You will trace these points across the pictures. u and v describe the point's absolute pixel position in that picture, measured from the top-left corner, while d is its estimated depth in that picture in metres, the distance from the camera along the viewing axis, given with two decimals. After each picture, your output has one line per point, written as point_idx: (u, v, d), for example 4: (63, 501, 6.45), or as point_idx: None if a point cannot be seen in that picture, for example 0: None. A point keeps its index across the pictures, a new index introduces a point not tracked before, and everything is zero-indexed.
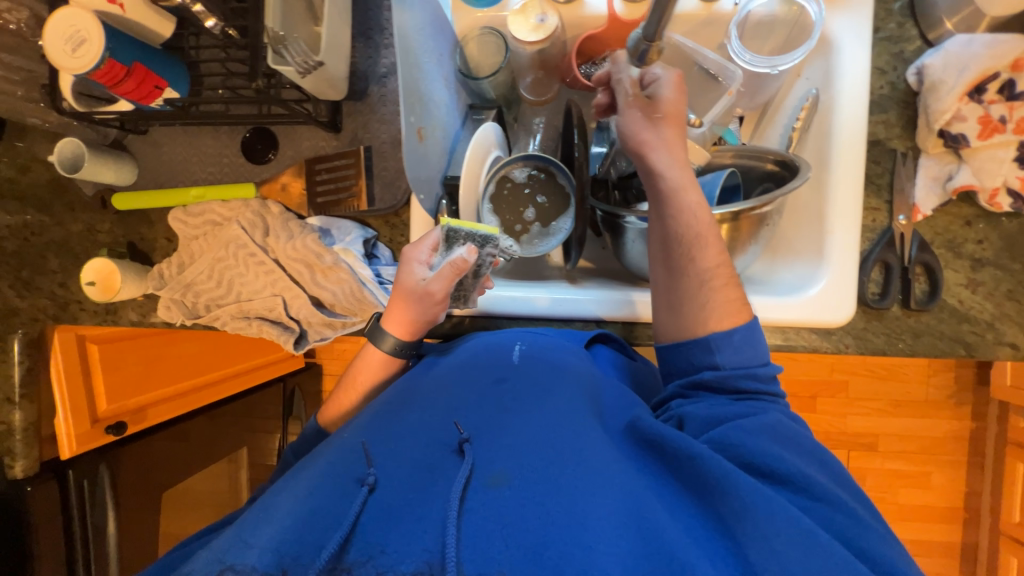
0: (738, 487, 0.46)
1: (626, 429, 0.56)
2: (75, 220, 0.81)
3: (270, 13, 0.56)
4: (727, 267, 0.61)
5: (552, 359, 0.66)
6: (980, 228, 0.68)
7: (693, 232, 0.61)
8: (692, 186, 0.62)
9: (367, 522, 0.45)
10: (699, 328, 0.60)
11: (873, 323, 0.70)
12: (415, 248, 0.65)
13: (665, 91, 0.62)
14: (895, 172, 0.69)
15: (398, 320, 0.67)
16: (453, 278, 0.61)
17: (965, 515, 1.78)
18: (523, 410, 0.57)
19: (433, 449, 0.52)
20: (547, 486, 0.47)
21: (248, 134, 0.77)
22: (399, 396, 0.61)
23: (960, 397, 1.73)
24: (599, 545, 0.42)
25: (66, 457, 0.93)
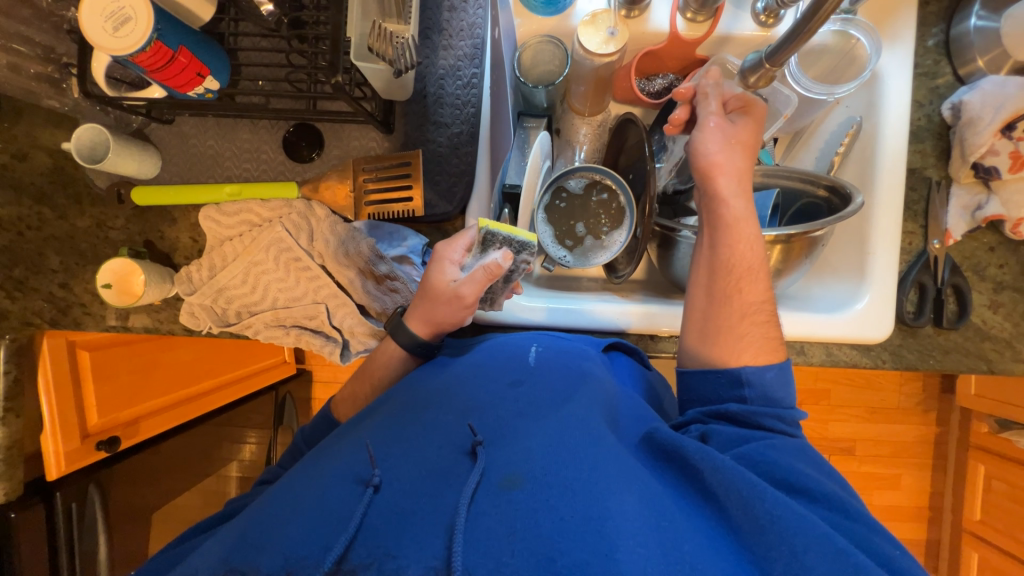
0: (752, 498, 0.46)
1: (641, 438, 0.57)
2: (82, 215, 0.73)
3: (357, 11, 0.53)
4: (770, 304, 0.62)
5: (575, 364, 0.65)
6: (1001, 254, 0.74)
7: (743, 266, 0.61)
8: (750, 220, 0.62)
9: (371, 524, 0.45)
10: (733, 361, 0.61)
11: (908, 340, 0.74)
12: (449, 246, 0.64)
13: (743, 121, 0.64)
14: (930, 199, 0.74)
15: (422, 318, 0.64)
16: (486, 283, 0.58)
17: (929, 514, 1.92)
18: (538, 415, 0.56)
19: (445, 454, 0.52)
20: (562, 489, 0.46)
21: (290, 131, 0.72)
22: (411, 399, 0.60)
23: (927, 404, 1.87)
24: (614, 548, 0.41)
25: (53, 478, 0.84)
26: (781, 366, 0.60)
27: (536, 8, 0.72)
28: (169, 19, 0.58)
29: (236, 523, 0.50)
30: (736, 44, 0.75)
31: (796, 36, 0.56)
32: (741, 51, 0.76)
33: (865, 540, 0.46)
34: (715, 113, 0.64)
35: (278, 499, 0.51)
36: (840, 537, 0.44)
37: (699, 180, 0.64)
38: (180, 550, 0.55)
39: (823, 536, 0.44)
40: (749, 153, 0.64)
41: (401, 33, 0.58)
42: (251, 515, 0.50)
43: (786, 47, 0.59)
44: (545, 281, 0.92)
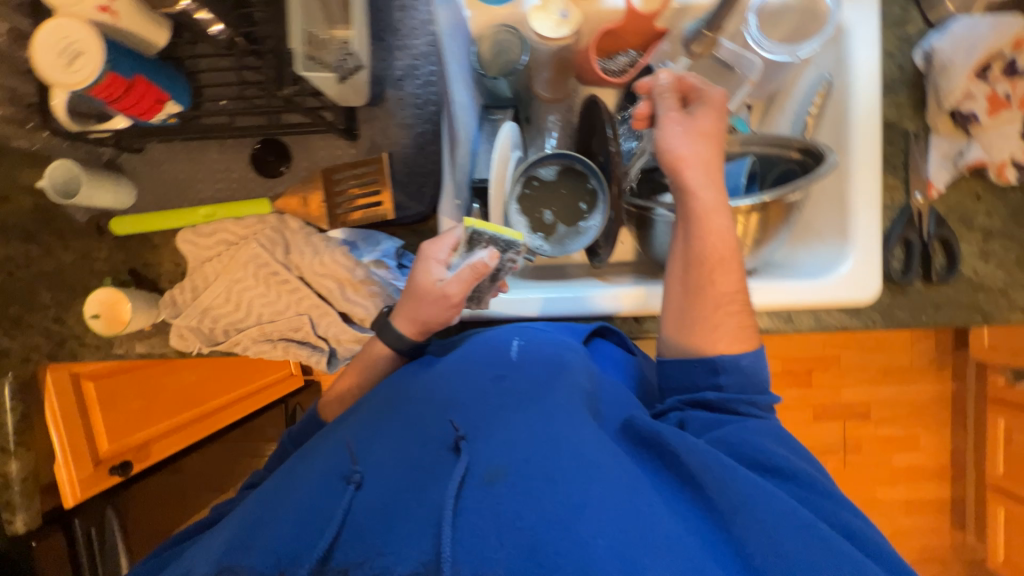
0: (730, 482, 0.47)
1: (622, 424, 0.57)
2: (67, 249, 0.75)
3: (292, 22, 0.54)
4: (741, 297, 0.62)
5: (555, 352, 0.65)
6: (988, 201, 0.72)
7: (716, 257, 0.61)
8: (723, 212, 0.61)
9: (357, 522, 0.46)
10: (710, 350, 0.61)
11: (898, 298, 0.73)
12: (435, 244, 0.62)
13: (705, 113, 0.63)
14: (909, 151, 0.72)
15: (410, 319, 0.63)
16: (472, 282, 0.58)
17: (953, 473, 1.90)
18: (520, 406, 0.56)
19: (427, 450, 0.52)
20: (542, 480, 0.46)
21: (258, 147, 0.73)
22: (390, 398, 0.61)
23: (942, 360, 1.84)
24: (592, 535, 0.42)
25: (69, 506, 0.86)
26: (755, 355, 0.61)
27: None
28: (121, 49, 0.59)
29: (227, 524, 0.52)
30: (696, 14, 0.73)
31: None
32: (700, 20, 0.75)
33: (838, 517, 0.47)
34: (673, 110, 0.63)
35: (266, 501, 0.52)
36: (813, 517, 0.45)
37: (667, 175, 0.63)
38: (172, 552, 0.57)
39: (797, 517, 0.45)
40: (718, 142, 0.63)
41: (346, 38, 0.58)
42: (240, 517, 0.52)
43: None
44: (529, 273, 0.91)
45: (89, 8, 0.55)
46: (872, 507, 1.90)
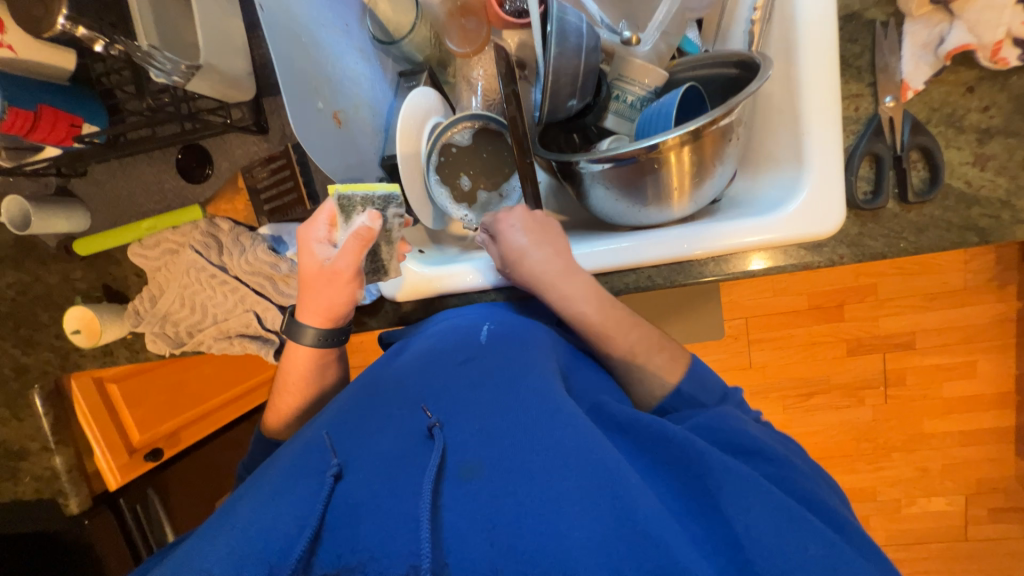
0: (711, 463, 0.44)
1: (592, 405, 0.53)
2: (50, 272, 0.83)
3: (140, 24, 0.51)
4: (640, 339, 0.62)
5: (524, 331, 0.61)
6: (984, 93, 0.59)
7: (596, 333, 0.62)
8: (578, 297, 0.61)
9: (339, 519, 0.43)
10: (652, 399, 0.62)
11: (868, 226, 0.63)
12: (311, 225, 0.61)
13: (512, 238, 0.64)
14: (876, 47, 0.60)
15: (313, 309, 0.64)
16: (361, 251, 0.58)
17: (1018, 398, 1.62)
18: (494, 386, 0.52)
19: (402, 436, 0.48)
20: (518, 472, 0.43)
21: (180, 155, 0.74)
22: (363, 392, 0.57)
23: (1005, 277, 1.55)
24: (575, 533, 0.39)
25: (114, 487, 1.00)
26: (691, 373, 0.62)
27: None
28: (22, 83, 0.61)
29: (195, 535, 0.47)
30: None
31: None
32: None
33: (803, 488, 0.47)
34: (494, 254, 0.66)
35: (233, 503, 0.49)
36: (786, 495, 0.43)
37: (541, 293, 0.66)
38: None
39: (782, 504, 0.42)
40: (552, 236, 0.64)
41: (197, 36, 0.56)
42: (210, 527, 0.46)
43: None
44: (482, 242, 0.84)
45: None
46: (920, 442, 1.68)
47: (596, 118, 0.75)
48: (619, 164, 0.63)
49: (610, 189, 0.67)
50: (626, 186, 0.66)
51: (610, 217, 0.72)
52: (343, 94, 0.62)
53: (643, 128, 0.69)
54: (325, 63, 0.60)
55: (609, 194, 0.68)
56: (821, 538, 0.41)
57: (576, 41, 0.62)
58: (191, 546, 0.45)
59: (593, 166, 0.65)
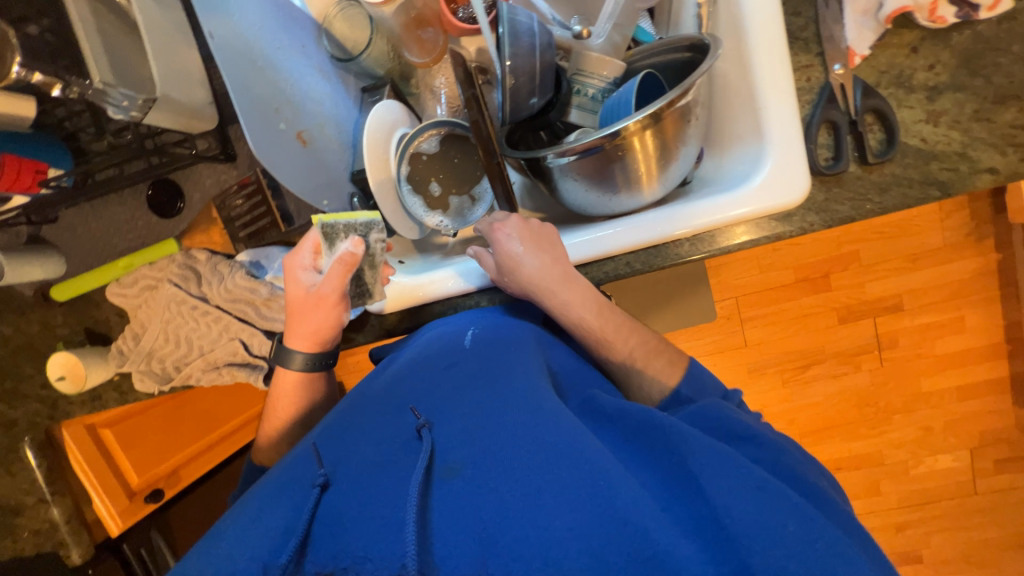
0: (693, 446, 0.44)
1: (582, 399, 0.54)
2: (30, 322, 0.82)
3: (95, 66, 0.51)
4: (641, 346, 0.64)
5: (510, 331, 0.60)
6: (928, 52, 0.61)
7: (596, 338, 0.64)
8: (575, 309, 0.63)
9: (326, 525, 0.43)
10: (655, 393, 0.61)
11: (833, 192, 0.65)
12: (296, 253, 0.63)
13: (511, 245, 0.62)
14: (820, 18, 0.62)
15: (301, 334, 0.65)
16: (345, 275, 0.60)
17: (1009, 348, 1.65)
18: (475, 385, 0.52)
19: (387, 441, 0.48)
20: (497, 466, 0.43)
21: (149, 190, 0.74)
22: (349, 404, 0.58)
23: (980, 231, 1.58)
24: (555, 522, 0.39)
25: (117, 533, 1.00)
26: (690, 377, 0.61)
27: None
28: None
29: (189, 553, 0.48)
30: None
31: None
32: None
33: (791, 469, 0.47)
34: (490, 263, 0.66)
35: (223, 518, 0.49)
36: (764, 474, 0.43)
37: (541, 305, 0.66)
38: None
39: (766, 480, 0.42)
40: (549, 245, 0.63)
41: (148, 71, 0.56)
42: (206, 543, 0.47)
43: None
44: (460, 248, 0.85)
45: None
46: (920, 401, 1.69)
47: (560, 114, 0.76)
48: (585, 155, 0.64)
49: (580, 180, 0.68)
50: (596, 176, 0.66)
51: (583, 208, 0.72)
52: (306, 113, 0.63)
53: (606, 118, 0.70)
54: (285, 84, 0.61)
55: (579, 185, 0.68)
56: (802, 513, 0.41)
57: (529, 40, 0.64)
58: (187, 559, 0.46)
59: (561, 159, 0.65)
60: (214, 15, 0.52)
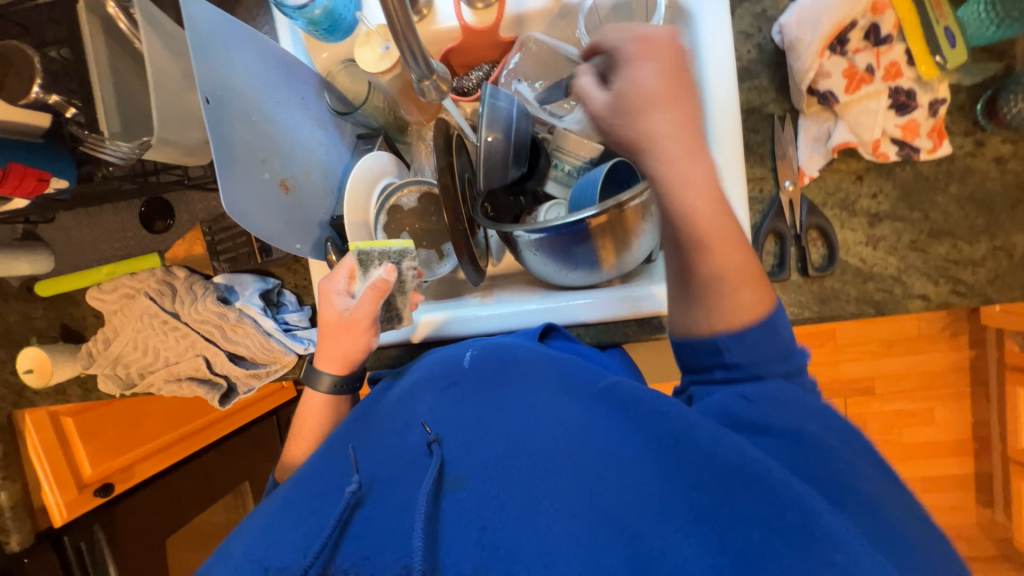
0: (693, 433, 0.45)
1: (594, 398, 0.55)
2: (10, 310, 0.86)
3: (105, 117, 0.59)
4: (738, 270, 0.49)
5: (513, 349, 0.62)
6: (872, 181, 0.66)
7: (699, 237, 0.47)
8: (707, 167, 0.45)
9: (345, 535, 0.47)
10: (705, 328, 0.50)
11: (777, 296, 0.68)
12: (332, 279, 0.66)
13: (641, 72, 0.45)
14: (775, 138, 0.67)
15: (331, 357, 0.67)
16: (378, 300, 0.62)
17: (975, 446, 1.63)
18: (483, 399, 0.56)
19: (396, 456, 0.52)
20: (500, 476, 0.47)
21: (144, 207, 0.79)
22: (359, 418, 0.62)
23: (955, 328, 1.56)
24: (554, 528, 0.42)
25: (60, 524, 1.02)
26: (767, 323, 0.48)
27: (325, 39, 0.71)
28: None
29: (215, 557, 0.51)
30: (533, 21, 0.73)
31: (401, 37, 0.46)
32: (546, 23, 0.74)
33: (824, 466, 0.42)
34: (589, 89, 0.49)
35: (241, 526, 0.53)
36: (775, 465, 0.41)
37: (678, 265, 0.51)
38: None
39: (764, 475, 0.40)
40: (670, 61, 0.45)
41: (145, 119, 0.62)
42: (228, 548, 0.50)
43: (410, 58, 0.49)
44: (433, 292, 0.87)
45: None
46: None
47: (539, 182, 0.81)
48: (552, 233, 0.67)
49: (540, 254, 0.72)
50: (557, 253, 0.70)
51: (544, 276, 0.76)
52: (292, 161, 0.68)
53: (577, 196, 0.74)
54: (275, 135, 0.65)
55: (539, 257, 0.72)
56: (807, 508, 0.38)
57: (506, 123, 0.71)
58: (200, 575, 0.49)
59: (529, 236, 0.69)
60: (209, 70, 0.56)
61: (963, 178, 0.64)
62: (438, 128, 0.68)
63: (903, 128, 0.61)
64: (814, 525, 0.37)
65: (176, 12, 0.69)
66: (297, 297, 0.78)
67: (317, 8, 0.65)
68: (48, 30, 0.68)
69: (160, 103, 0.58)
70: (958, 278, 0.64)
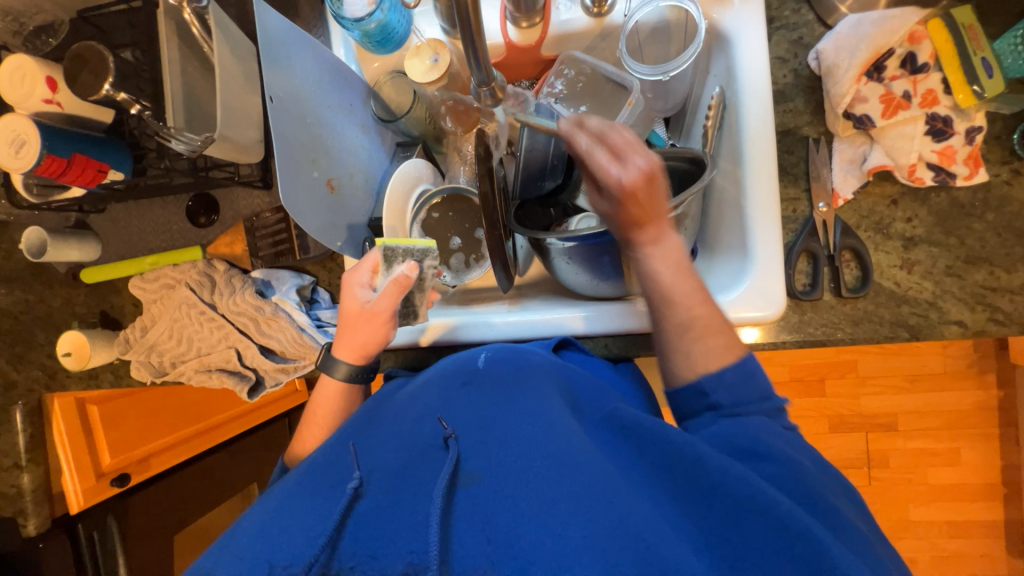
0: (713, 467, 0.47)
1: (603, 416, 0.56)
2: (55, 296, 0.90)
3: (172, 111, 0.63)
4: (703, 318, 0.58)
5: (522, 354, 0.63)
6: (907, 206, 0.66)
7: (660, 295, 0.59)
8: (650, 252, 0.59)
9: (357, 525, 0.47)
10: (691, 373, 0.57)
11: (808, 315, 0.68)
12: (355, 272, 0.66)
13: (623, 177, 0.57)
14: (809, 159, 0.68)
15: (349, 346, 0.66)
16: (399, 295, 0.62)
17: (1005, 491, 1.54)
18: (497, 402, 0.56)
19: (410, 445, 0.53)
20: (514, 478, 0.47)
21: (191, 202, 0.82)
22: (371, 412, 0.62)
23: (982, 364, 1.50)
24: (570, 531, 0.42)
25: (75, 511, 1.01)
26: (742, 365, 0.56)
27: (376, 51, 0.76)
28: (63, 136, 0.70)
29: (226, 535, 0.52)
30: (577, 40, 0.77)
31: (473, 45, 0.49)
32: (585, 43, 0.78)
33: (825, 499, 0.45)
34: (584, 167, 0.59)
35: (244, 515, 0.53)
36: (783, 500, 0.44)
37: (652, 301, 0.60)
38: None
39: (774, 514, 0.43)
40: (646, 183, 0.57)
41: (205, 119, 0.67)
42: (238, 529, 0.50)
43: (479, 71, 0.54)
44: (458, 299, 0.88)
45: (37, 102, 0.67)
46: (906, 529, 1.60)
47: (571, 196, 0.84)
48: (583, 242, 0.68)
49: (572, 262, 0.73)
50: (588, 262, 0.71)
51: (573, 286, 0.77)
52: (339, 162, 0.71)
53: None
54: (326, 137, 0.68)
55: (571, 266, 0.74)
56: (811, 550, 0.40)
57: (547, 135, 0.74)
58: (206, 560, 0.48)
59: (562, 244, 0.70)
60: (276, 75, 0.60)
61: (999, 207, 0.64)
62: (478, 138, 0.70)
63: (939, 154, 0.63)
64: (818, 551, 0.40)
65: (241, 21, 0.73)
66: (330, 295, 0.80)
67: (372, 21, 0.68)
68: (123, 34, 0.73)
69: (225, 106, 0.63)
70: (995, 306, 0.64)
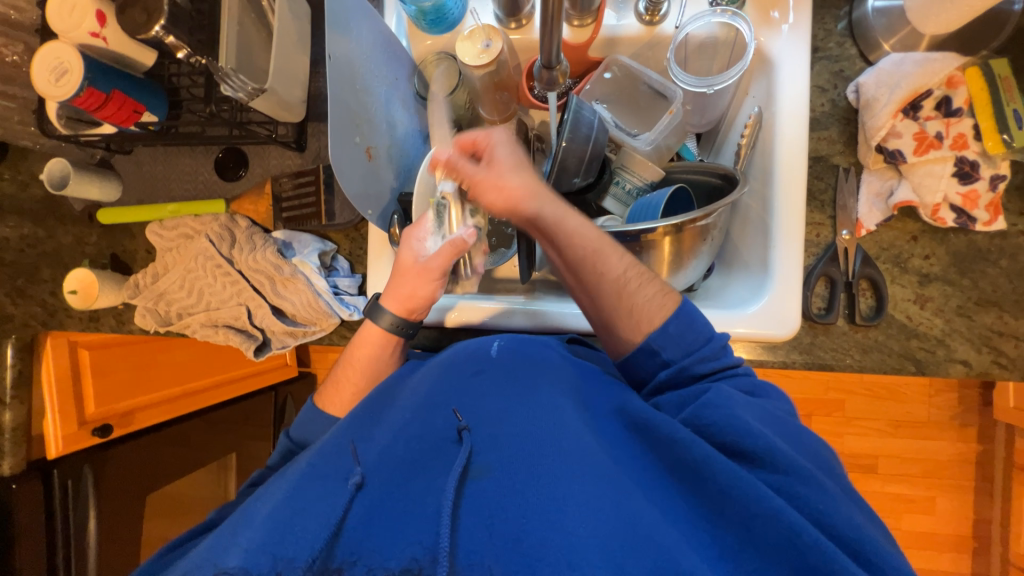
0: (720, 474, 0.47)
1: (614, 412, 0.55)
2: (66, 232, 0.89)
3: (225, 54, 0.62)
4: (636, 267, 0.60)
5: (534, 347, 0.62)
6: (926, 243, 0.68)
7: (590, 249, 0.60)
8: (576, 209, 0.62)
9: (359, 522, 0.46)
10: (637, 336, 0.59)
11: (820, 339, 0.69)
12: (413, 227, 0.67)
13: (500, 150, 0.64)
14: (838, 187, 0.70)
15: (396, 295, 0.67)
16: (452, 256, 0.64)
17: (975, 545, 1.56)
18: (508, 396, 0.55)
19: (421, 439, 0.52)
20: (525, 474, 0.47)
21: (221, 154, 0.81)
22: (377, 401, 0.61)
23: (965, 417, 1.53)
24: (581, 533, 0.42)
25: (52, 457, 0.99)
26: (680, 313, 0.58)
27: (428, 29, 0.77)
28: (106, 71, 0.69)
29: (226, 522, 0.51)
30: (625, 45, 0.78)
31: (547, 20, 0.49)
32: (633, 50, 0.79)
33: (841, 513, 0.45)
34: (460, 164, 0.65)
35: (255, 497, 0.53)
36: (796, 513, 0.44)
37: (588, 272, 0.60)
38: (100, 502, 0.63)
39: (778, 517, 0.43)
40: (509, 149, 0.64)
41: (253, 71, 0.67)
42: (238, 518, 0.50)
43: (545, 41, 0.54)
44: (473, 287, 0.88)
45: (83, 34, 0.67)
46: None
47: (597, 197, 0.82)
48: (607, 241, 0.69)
49: None
50: None
51: None
52: (378, 133, 0.71)
53: (636, 214, 0.75)
54: (369, 105, 0.68)
55: None
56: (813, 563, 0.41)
57: (587, 131, 0.72)
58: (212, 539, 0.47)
59: None
60: (336, 39, 0.61)
61: (1014, 255, 0.67)
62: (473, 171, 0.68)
63: (963, 196, 0.65)
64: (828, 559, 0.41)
65: None
66: (349, 264, 0.80)
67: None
68: None
69: (277, 62, 0.64)
70: (1001, 349, 0.66)
